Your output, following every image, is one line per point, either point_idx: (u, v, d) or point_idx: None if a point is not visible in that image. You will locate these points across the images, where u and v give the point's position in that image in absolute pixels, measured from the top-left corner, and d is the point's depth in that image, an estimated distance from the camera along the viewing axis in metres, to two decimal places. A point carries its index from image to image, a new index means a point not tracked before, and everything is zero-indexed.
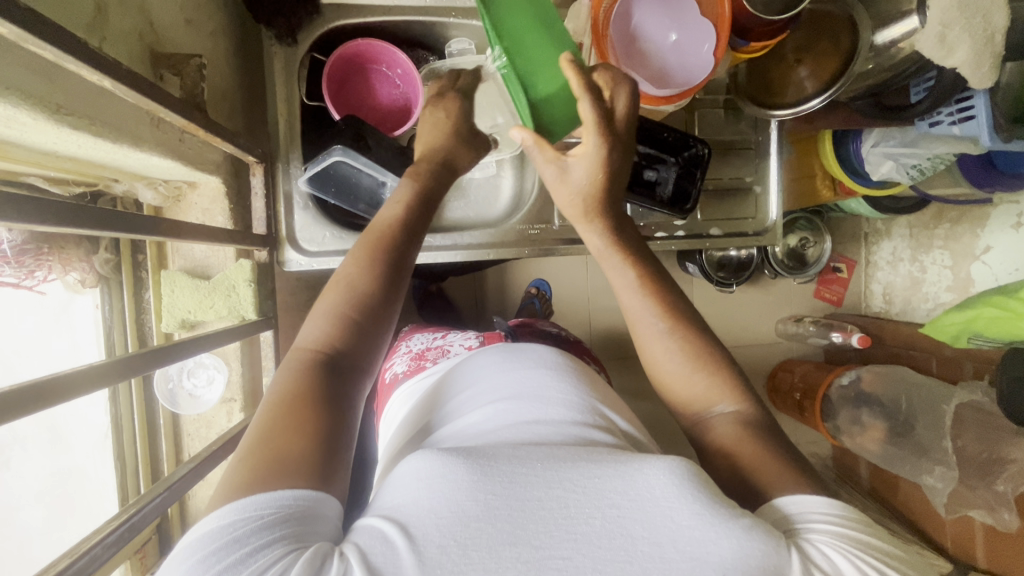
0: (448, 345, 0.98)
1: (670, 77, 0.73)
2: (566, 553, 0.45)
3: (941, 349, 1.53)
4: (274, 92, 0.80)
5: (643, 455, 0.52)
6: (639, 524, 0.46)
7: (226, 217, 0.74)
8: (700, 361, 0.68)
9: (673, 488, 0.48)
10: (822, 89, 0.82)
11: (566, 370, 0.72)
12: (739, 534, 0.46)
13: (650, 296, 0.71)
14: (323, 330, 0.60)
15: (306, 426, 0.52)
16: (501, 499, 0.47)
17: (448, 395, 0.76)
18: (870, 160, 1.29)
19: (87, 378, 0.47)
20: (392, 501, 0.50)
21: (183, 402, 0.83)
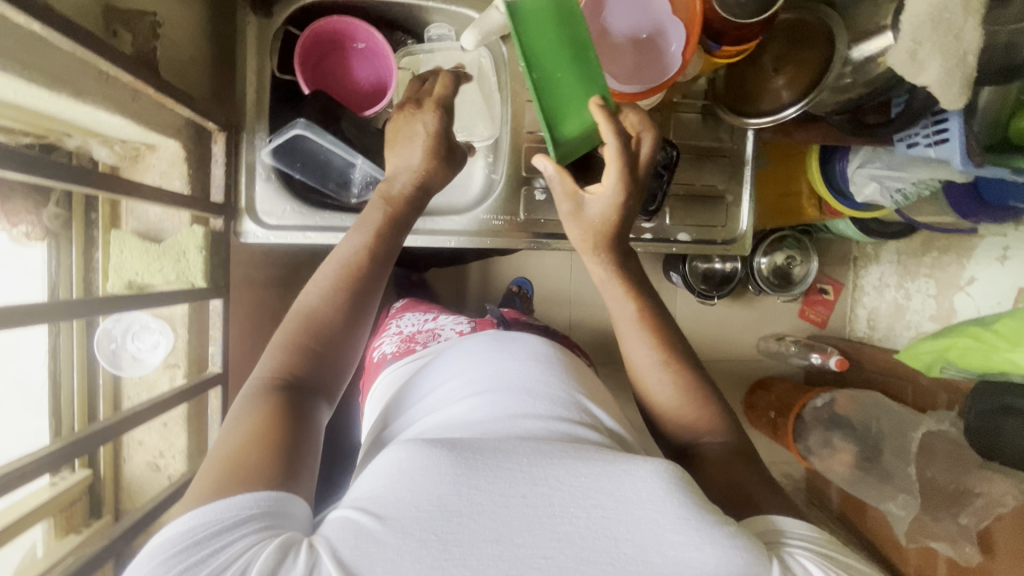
0: (439, 329, 0.99)
1: (640, 74, 0.73)
2: (548, 552, 0.46)
3: (917, 378, 1.51)
4: (245, 62, 0.80)
5: (632, 456, 0.53)
6: (624, 527, 0.47)
7: (183, 181, 0.74)
8: (692, 390, 0.70)
9: (659, 492, 0.49)
10: (798, 98, 0.81)
11: (557, 364, 0.74)
12: (724, 542, 0.47)
13: (644, 326, 0.73)
14: (281, 357, 0.61)
15: (269, 437, 0.54)
16: (485, 495, 0.48)
17: (429, 387, 0.77)
18: (856, 181, 1.28)
19: (31, 313, 0.48)
20: (370, 492, 0.51)
21: (127, 364, 0.83)
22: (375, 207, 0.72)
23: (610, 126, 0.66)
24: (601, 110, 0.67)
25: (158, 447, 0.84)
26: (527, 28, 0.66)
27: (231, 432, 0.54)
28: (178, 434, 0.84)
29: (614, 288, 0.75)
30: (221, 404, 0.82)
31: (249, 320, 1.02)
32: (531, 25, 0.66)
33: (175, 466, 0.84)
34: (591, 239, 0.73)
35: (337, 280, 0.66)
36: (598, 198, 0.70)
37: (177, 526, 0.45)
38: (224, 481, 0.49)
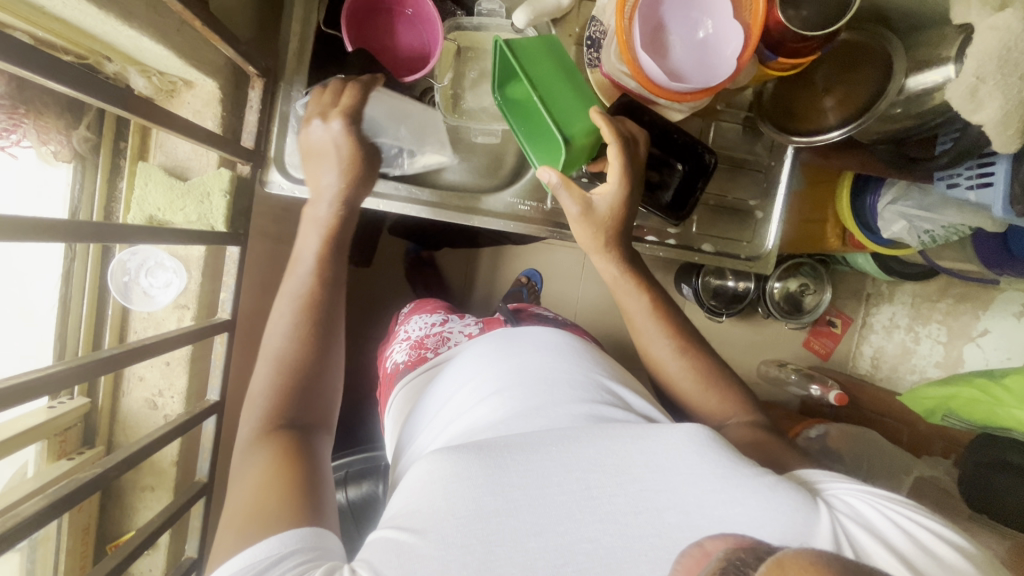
0: (447, 331, 0.99)
1: (690, 74, 0.71)
2: (592, 535, 0.55)
3: (914, 422, 1.52)
4: (292, 12, 0.79)
5: (658, 426, 0.62)
6: (663, 495, 0.57)
7: (216, 123, 0.73)
8: (711, 377, 0.79)
9: (693, 452, 0.59)
10: (845, 122, 0.80)
11: (573, 350, 0.80)
12: (766, 493, 0.56)
13: (660, 320, 0.82)
14: (271, 401, 0.67)
15: (287, 467, 0.60)
16: (520, 491, 0.57)
17: (449, 370, 0.84)
18: (885, 217, 1.26)
19: (37, 229, 0.47)
20: (407, 507, 0.57)
21: (137, 298, 0.82)
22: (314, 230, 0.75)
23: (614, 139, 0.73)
24: (600, 116, 0.74)
25: (158, 385, 0.84)
26: (525, 57, 0.75)
27: (249, 473, 0.60)
28: (179, 375, 0.83)
29: (635, 294, 0.82)
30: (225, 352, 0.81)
31: (261, 273, 1.02)
32: (525, 52, 0.75)
33: (174, 407, 0.84)
34: (604, 234, 0.79)
35: (299, 308, 0.72)
36: (605, 189, 0.77)
37: (231, 567, 0.50)
38: (248, 523, 0.54)
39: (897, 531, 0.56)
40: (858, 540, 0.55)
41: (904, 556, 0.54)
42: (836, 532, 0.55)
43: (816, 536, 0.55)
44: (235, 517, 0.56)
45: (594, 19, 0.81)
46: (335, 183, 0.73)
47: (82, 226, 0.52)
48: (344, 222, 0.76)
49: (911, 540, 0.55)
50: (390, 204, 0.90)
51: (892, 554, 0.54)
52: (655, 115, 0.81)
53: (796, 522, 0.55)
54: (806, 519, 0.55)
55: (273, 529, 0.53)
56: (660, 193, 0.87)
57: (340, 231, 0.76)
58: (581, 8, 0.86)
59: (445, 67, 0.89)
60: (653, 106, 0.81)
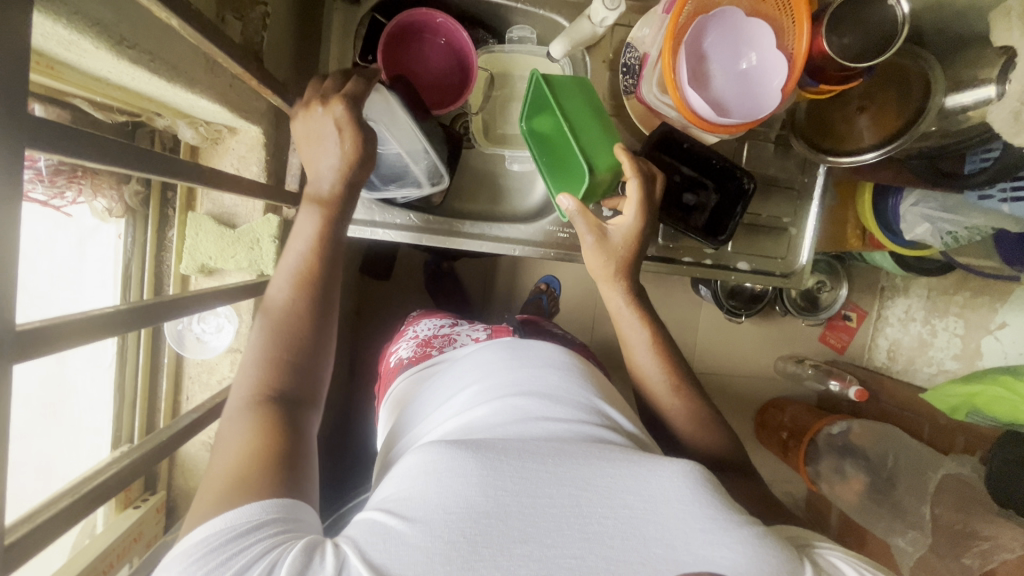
0: (456, 334, 0.99)
1: (733, 106, 0.72)
2: (576, 552, 0.51)
3: (935, 416, 1.54)
4: (329, 52, 0.79)
5: (654, 457, 0.59)
6: (651, 526, 0.54)
7: (261, 168, 0.73)
8: (696, 408, 0.76)
9: (684, 490, 0.56)
10: (881, 143, 0.81)
11: (573, 365, 0.75)
12: (751, 542, 0.54)
13: (660, 355, 0.78)
14: (256, 375, 0.60)
15: (265, 451, 0.54)
16: (512, 496, 0.53)
17: (445, 377, 0.81)
18: (907, 219, 1.27)
19: (104, 324, 0.45)
20: (397, 494, 0.55)
21: (190, 344, 0.87)
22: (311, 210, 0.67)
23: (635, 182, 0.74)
24: (625, 152, 0.75)
25: None
26: (561, 92, 0.77)
27: (222, 459, 0.54)
28: None
29: (634, 322, 0.79)
30: None
31: None
32: (562, 87, 0.77)
33: None
34: (616, 264, 0.78)
35: (294, 285, 0.64)
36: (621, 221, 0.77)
37: (200, 536, 0.47)
38: (222, 495, 0.50)
39: None
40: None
41: None
42: None
43: None
44: (208, 494, 0.51)
45: (630, 46, 0.81)
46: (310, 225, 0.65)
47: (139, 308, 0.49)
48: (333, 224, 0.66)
49: None
50: (431, 239, 0.88)
51: None
52: (695, 141, 0.84)
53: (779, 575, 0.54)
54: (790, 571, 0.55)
55: (258, 494, 0.51)
56: (699, 213, 0.89)
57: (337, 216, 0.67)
58: (614, 33, 0.86)
59: (478, 94, 0.90)
60: (693, 134, 0.84)
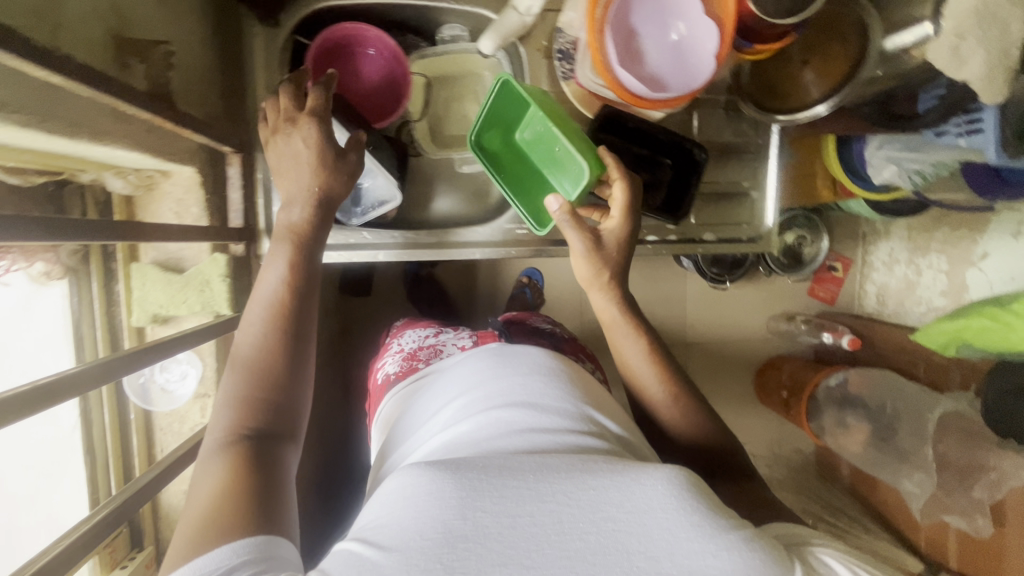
0: (441, 345, 0.99)
1: (669, 78, 0.70)
2: (559, 572, 0.48)
3: (929, 353, 1.52)
4: (255, 78, 0.77)
5: (638, 466, 0.56)
6: (636, 539, 0.50)
7: (201, 208, 0.71)
8: (685, 399, 0.76)
9: (669, 500, 0.53)
10: (828, 94, 0.80)
11: (558, 372, 0.75)
12: (741, 549, 0.50)
13: (657, 362, 0.77)
14: (234, 410, 0.58)
15: (237, 487, 0.51)
16: (491, 517, 0.51)
17: (432, 402, 0.80)
18: (873, 163, 1.27)
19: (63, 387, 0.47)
20: (373, 521, 0.55)
21: (156, 398, 0.82)
22: (282, 239, 0.68)
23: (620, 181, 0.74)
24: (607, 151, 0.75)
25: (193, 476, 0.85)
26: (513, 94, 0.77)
27: (197, 493, 0.51)
28: None
29: (628, 334, 0.77)
30: None
31: None
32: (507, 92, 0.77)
33: None
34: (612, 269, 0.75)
35: (273, 314, 0.63)
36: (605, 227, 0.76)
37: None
38: (191, 539, 0.47)
39: None
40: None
41: None
42: None
43: None
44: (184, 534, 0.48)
45: (562, 31, 0.79)
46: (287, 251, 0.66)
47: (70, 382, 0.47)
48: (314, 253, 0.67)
49: None
50: (389, 253, 0.86)
51: None
52: (638, 120, 0.83)
53: None
54: None
55: (234, 532, 0.48)
56: (657, 192, 0.87)
57: (313, 238, 0.68)
58: (545, 20, 0.83)
59: (416, 100, 0.89)
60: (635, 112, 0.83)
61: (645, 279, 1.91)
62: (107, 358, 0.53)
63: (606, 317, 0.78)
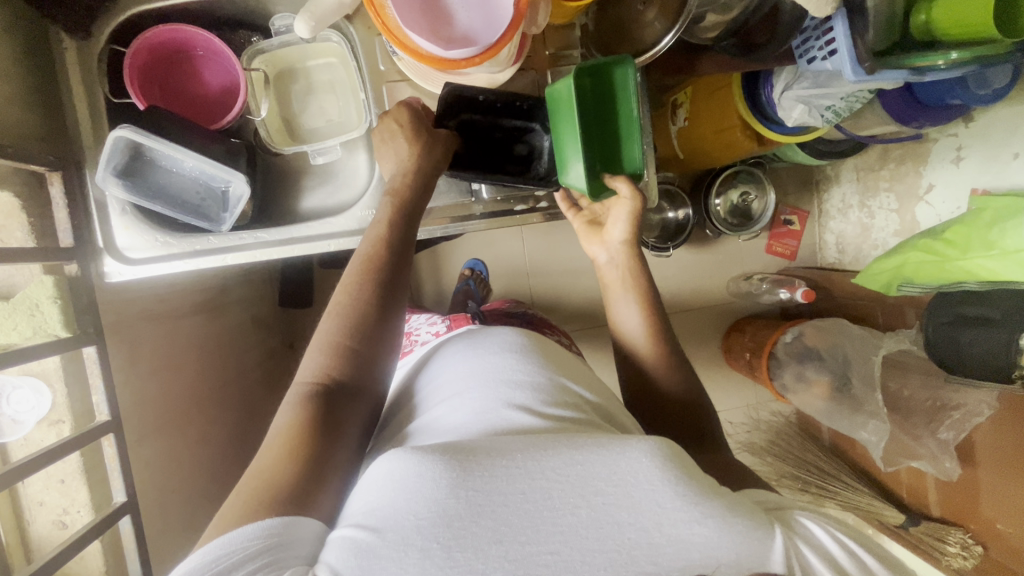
0: (416, 332, 1.05)
1: (477, 34, 0.67)
2: (554, 547, 0.49)
3: (883, 297, 1.47)
4: (73, 94, 0.75)
5: (624, 438, 0.55)
6: (626, 511, 0.50)
7: (25, 231, 0.70)
8: (667, 349, 0.80)
9: (655, 471, 0.51)
10: (670, 26, 0.75)
11: (526, 350, 0.76)
12: (724, 518, 0.50)
13: (648, 314, 0.81)
14: (324, 356, 0.67)
15: (296, 450, 0.60)
16: (484, 496, 0.50)
17: (426, 379, 0.81)
18: (783, 105, 1.22)
19: None
20: (364, 505, 0.53)
21: (4, 428, 0.71)
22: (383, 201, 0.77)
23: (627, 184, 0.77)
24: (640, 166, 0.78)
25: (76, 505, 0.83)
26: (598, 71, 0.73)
27: (264, 453, 0.60)
28: (79, 488, 0.74)
29: (629, 294, 0.82)
30: (119, 451, 0.76)
31: (160, 355, 0.94)
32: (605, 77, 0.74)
33: (83, 521, 0.74)
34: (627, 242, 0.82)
35: (360, 272, 0.71)
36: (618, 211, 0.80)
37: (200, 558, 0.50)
38: (241, 509, 0.54)
39: (836, 545, 0.54)
40: (811, 566, 0.51)
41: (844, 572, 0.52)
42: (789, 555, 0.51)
43: (768, 562, 0.50)
44: (235, 501, 0.56)
45: None
46: (371, 239, 0.75)
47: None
48: (389, 245, 0.74)
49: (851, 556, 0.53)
50: (237, 255, 0.81)
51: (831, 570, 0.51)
52: (488, 90, 0.81)
53: (753, 553, 0.50)
54: (763, 543, 0.50)
55: (264, 513, 0.54)
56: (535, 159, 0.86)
57: (410, 210, 0.77)
58: None
59: (257, 96, 0.85)
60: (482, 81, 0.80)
61: None
62: None
63: (604, 263, 0.85)
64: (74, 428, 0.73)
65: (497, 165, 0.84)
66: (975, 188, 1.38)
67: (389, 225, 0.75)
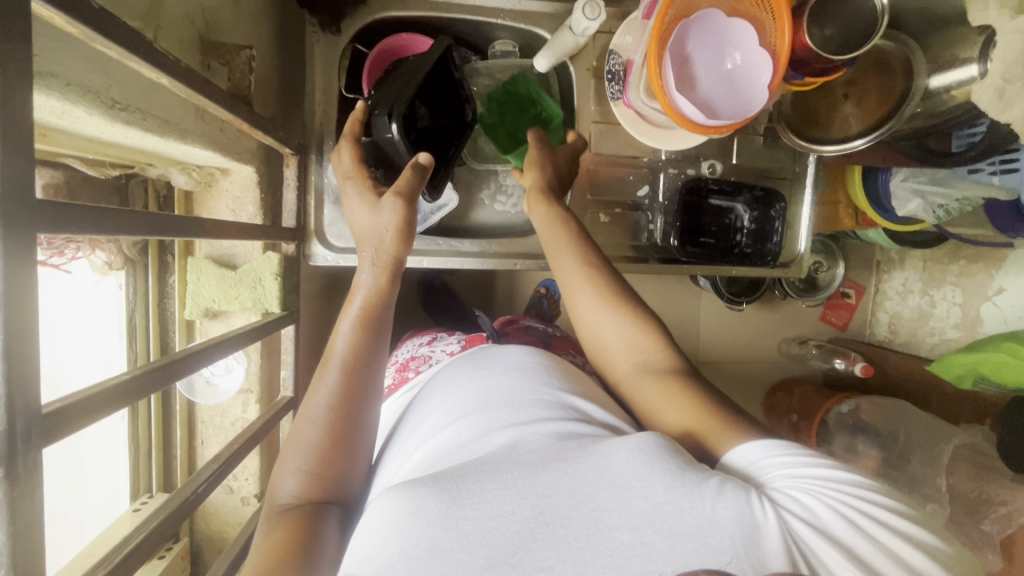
0: (432, 352, 0.87)
1: (720, 106, 0.70)
2: (547, 563, 0.45)
3: (943, 387, 1.54)
4: (314, 81, 0.78)
5: (608, 439, 0.52)
6: (615, 512, 0.46)
7: (257, 207, 0.73)
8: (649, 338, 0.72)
9: (641, 464, 0.48)
10: (868, 130, 0.80)
11: (543, 369, 0.65)
12: (711, 497, 0.46)
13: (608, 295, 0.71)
14: (303, 484, 0.59)
15: (285, 556, 0.52)
16: (474, 524, 0.46)
17: (417, 404, 0.71)
18: (899, 195, 1.25)
19: (116, 396, 0.41)
20: (360, 553, 0.48)
21: (200, 390, 0.84)
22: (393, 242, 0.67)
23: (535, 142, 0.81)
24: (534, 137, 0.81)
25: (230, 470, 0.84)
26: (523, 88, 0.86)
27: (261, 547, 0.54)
28: None
29: (587, 286, 0.72)
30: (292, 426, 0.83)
31: (305, 334, 0.97)
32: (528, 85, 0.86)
33: None
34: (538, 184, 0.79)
35: (346, 370, 0.63)
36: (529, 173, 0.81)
37: None
38: None
39: (846, 525, 0.46)
40: (807, 544, 0.46)
41: (854, 553, 0.45)
42: (786, 540, 0.45)
43: (764, 550, 0.45)
44: None
45: (614, 53, 0.81)
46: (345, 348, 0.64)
47: (68, 410, 0.36)
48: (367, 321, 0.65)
49: (860, 532, 0.46)
50: (432, 259, 0.89)
51: (845, 556, 0.45)
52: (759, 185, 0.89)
53: (751, 533, 0.46)
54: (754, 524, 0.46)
55: None
56: (735, 233, 0.92)
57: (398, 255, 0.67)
58: (594, 41, 0.87)
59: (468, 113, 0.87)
60: (661, 137, 0.82)
61: (659, 296, 1.92)
62: (154, 364, 0.46)
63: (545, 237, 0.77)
64: (259, 399, 0.84)
65: (709, 232, 0.92)
66: None
67: (378, 295, 0.66)
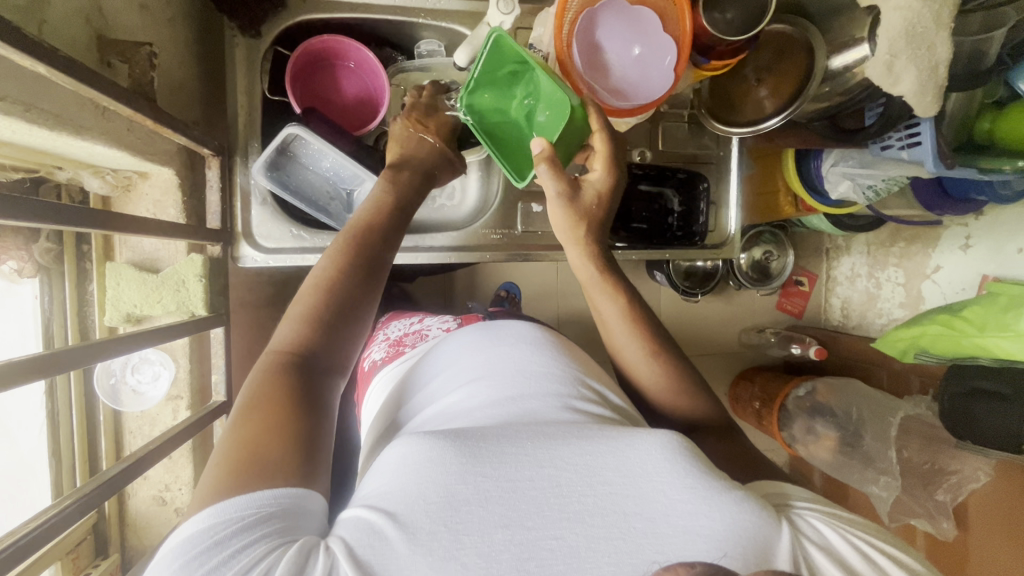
0: (426, 329, 0.87)
1: (633, 90, 0.74)
2: (560, 533, 0.46)
3: (891, 363, 1.59)
4: (235, 84, 0.78)
5: (633, 428, 0.53)
6: (632, 499, 0.48)
7: (178, 209, 0.73)
8: (659, 348, 0.72)
9: (665, 462, 0.50)
10: (780, 109, 0.83)
11: (549, 342, 0.66)
12: (732, 508, 0.49)
13: (636, 323, 0.71)
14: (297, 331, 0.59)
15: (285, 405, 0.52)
16: (492, 482, 0.47)
17: (421, 370, 0.69)
18: (830, 178, 1.31)
19: (36, 366, 0.44)
20: (377, 488, 0.49)
21: (126, 398, 0.85)
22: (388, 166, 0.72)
23: (549, 169, 0.67)
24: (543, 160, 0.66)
25: (162, 481, 0.85)
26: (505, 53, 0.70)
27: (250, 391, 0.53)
28: None
29: (607, 297, 0.72)
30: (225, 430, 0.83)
31: None
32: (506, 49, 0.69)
33: None
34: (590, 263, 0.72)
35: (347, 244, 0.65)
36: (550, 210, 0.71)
37: (188, 531, 0.43)
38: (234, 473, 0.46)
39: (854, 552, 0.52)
40: (817, 564, 0.51)
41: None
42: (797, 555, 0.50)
43: (774, 559, 0.49)
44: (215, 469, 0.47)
45: (533, 47, 0.83)
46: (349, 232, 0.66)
47: None
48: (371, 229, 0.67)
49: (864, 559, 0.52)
50: None
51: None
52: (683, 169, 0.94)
53: (756, 539, 0.49)
54: (768, 538, 0.50)
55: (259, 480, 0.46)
56: (667, 215, 0.98)
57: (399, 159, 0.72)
58: (517, 37, 0.89)
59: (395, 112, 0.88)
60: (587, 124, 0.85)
61: None
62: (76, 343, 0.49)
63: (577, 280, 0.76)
64: (189, 405, 0.85)
65: (642, 215, 0.97)
66: (983, 274, 1.52)
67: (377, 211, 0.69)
